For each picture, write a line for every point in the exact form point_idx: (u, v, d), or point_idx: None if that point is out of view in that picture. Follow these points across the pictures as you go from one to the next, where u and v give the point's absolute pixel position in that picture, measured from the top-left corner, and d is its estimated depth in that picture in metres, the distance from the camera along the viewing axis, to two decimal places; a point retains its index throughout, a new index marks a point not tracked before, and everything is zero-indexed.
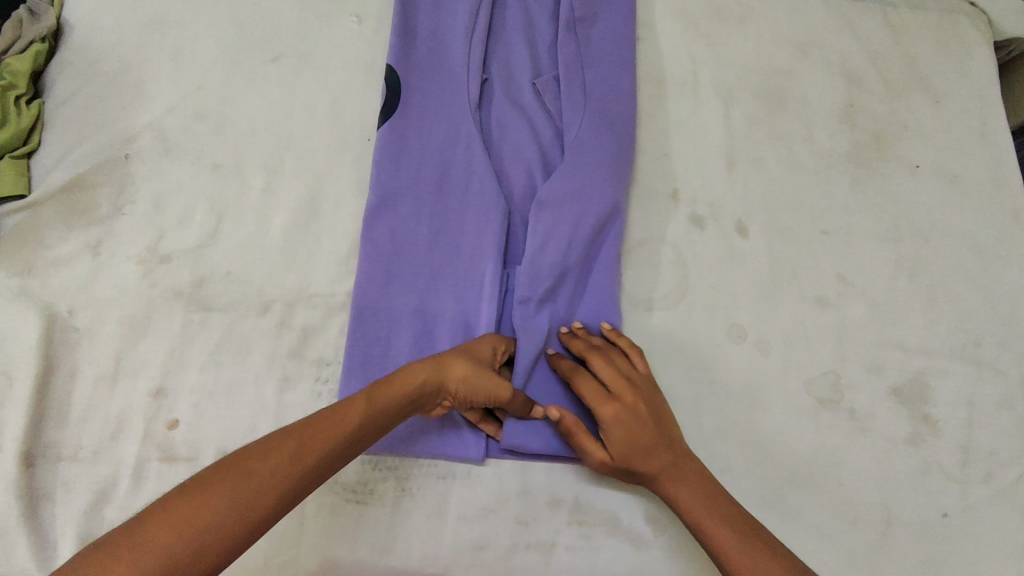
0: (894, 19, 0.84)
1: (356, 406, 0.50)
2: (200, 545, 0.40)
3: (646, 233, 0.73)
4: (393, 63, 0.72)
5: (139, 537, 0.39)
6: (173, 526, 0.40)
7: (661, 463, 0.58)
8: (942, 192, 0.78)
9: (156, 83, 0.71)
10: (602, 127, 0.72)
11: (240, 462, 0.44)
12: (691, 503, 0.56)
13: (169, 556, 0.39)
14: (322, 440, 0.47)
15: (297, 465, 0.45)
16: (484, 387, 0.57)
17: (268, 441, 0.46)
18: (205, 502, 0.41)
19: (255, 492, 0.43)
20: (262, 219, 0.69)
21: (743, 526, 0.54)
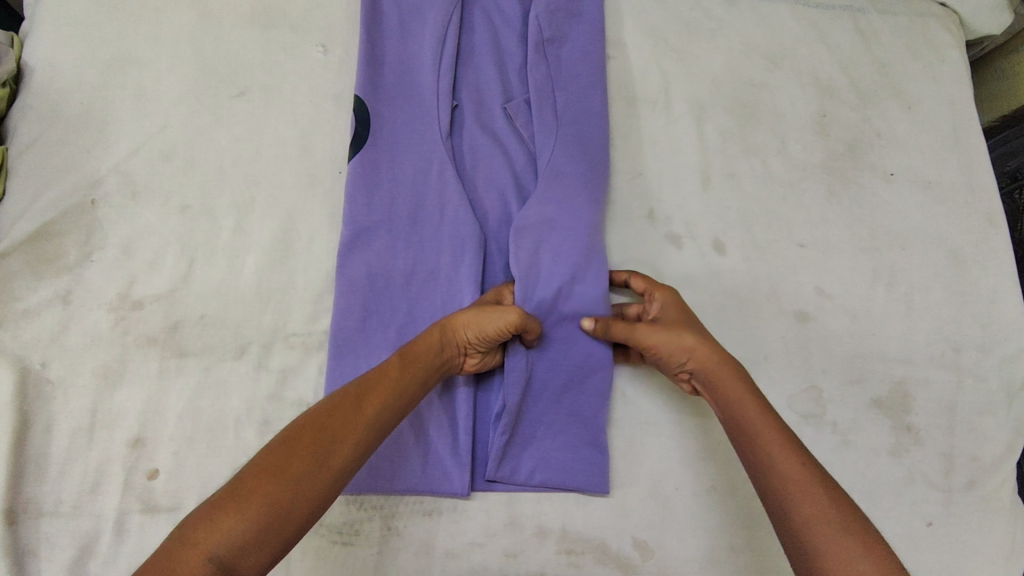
0: (864, 25, 0.83)
1: (393, 365, 0.54)
2: (298, 489, 0.44)
3: (624, 255, 0.73)
4: (361, 94, 0.71)
5: (241, 491, 0.43)
6: (270, 478, 0.44)
7: (719, 372, 0.57)
8: (917, 200, 0.79)
9: (119, 124, 0.70)
10: (575, 150, 0.72)
11: (311, 421, 0.48)
12: (736, 405, 0.55)
13: (269, 501, 0.43)
14: (377, 394, 0.52)
15: (360, 419, 0.50)
16: (487, 319, 0.59)
17: (336, 400, 0.50)
18: (294, 456, 0.45)
19: (335, 441, 0.47)
20: (235, 260, 0.68)
21: (797, 447, 0.51)
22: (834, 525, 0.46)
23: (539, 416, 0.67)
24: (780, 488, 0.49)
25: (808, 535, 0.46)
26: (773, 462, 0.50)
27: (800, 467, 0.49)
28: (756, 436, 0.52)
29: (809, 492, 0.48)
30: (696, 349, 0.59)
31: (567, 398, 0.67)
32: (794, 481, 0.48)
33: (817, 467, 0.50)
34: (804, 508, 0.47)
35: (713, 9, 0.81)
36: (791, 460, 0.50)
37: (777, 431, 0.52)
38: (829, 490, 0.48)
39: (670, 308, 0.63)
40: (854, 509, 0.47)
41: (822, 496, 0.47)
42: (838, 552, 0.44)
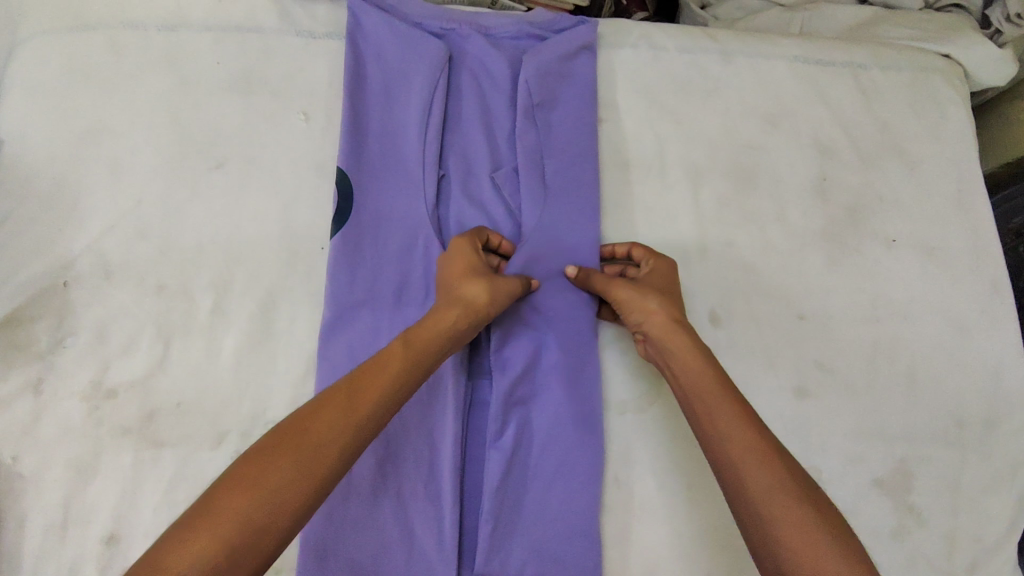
0: (866, 82, 0.81)
1: (393, 356, 0.55)
2: (278, 499, 0.45)
3: (615, 332, 0.71)
4: (344, 167, 0.69)
5: (214, 509, 0.44)
6: (245, 493, 0.45)
7: (676, 341, 0.60)
8: (920, 266, 0.76)
9: (93, 200, 0.67)
10: (563, 226, 0.70)
11: (296, 425, 0.49)
12: (695, 375, 0.58)
13: (245, 517, 0.43)
14: (368, 393, 0.52)
15: (349, 420, 0.50)
16: (502, 292, 0.63)
17: (318, 402, 0.51)
18: (271, 466, 0.46)
19: (317, 447, 0.48)
20: (213, 342, 0.65)
21: (750, 418, 0.54)
22: (787, 497, 0.49)
23: (529, 506, 0.64)
24: (733, 463, 0.52)
25: (765, 508, 0.49)
26: (732, 435, 0.53)
27: (755, 436, 0.53)
28: (713, 411, 0.55)
29: (763, 466, 0.51)
30: (660, 318, 0.62)
31: (556, 485, 0.65)
32: (749, 449, 0.52)
33: (770, 437, 0.53)
34: (759, 483, 0.50)
35: (709, 68, 0.79)
36: (743, 429, 0.53)
37: (732, 403, 0.55)
38: (780, 464, 0.51)
39: (657, 279, 0.66)
40: (808, 483, 0.50)
41: (777, 470, 0.50)
42: (793, 522, 0.48)
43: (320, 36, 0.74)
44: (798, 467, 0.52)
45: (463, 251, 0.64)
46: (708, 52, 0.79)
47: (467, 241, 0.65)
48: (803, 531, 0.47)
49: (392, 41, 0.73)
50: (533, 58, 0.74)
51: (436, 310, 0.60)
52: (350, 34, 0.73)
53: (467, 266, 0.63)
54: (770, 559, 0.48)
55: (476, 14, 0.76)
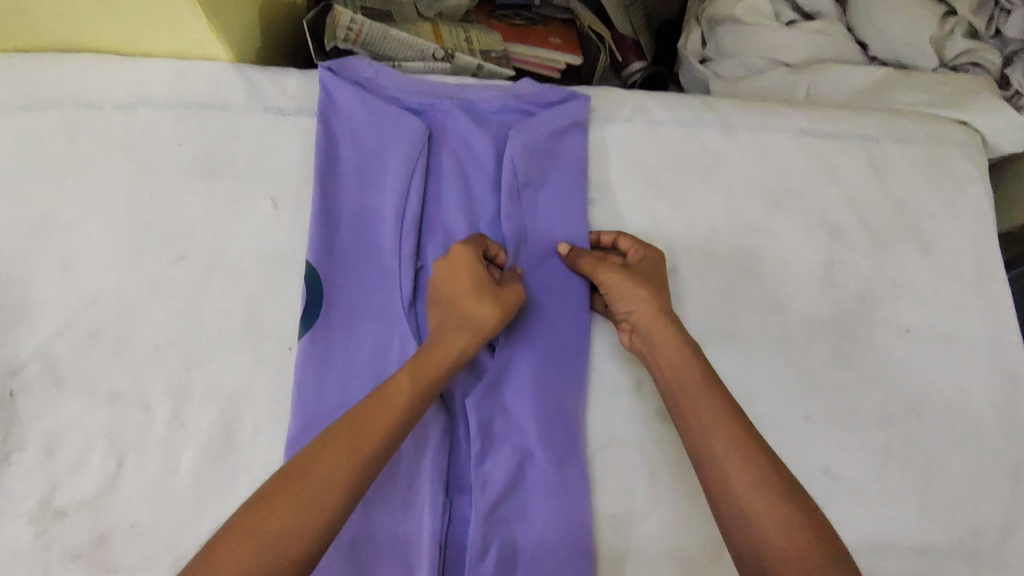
0: (877, 155, 0.76)
1: (398, 386, 0.53)
2: (275, 551, 0.45)
3: (608, 434, 0.65)
4: (314, 261, 0.64)
5: (214, 562, 0.44)
6: (242, 546, 0.45)
7: (664, 337, 0.60)
8: (935, 358, 0.71)
9: (42, 298, 0.62)
10: (547, 321, 0.66)
11: (296, 469, 0.48)
12: (683, 369, 0.58)
13: (240, 570, 0.44)
14: (370, 433, 0.51)
15: (350, 463, 0.49)
16: (508, 310, 0.60)
17: (319, 446, 0.50)
18: (268, 515, 0.46)
19: (316, 492, 0.47)
20: (170, 457, 0.61)
21: (735, 416, 0.55)
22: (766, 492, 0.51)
23: None
24: (716, 458, 0.53)
25: (745, 505, 0.50)
26: (718, 434, 0.54)
27: (742, 436, 0.53)
28: (698, 406, 0.56)
29: (747, 465, 0.52)
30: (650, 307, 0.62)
31: None
32: (736, 450, 0.53)
33: (754, 437, 0.54)
34: (741, 481, 0.51)
35: (709, 143, 0.74)
36: (729, 430, 0.54)
37: (719, 401, 0.56)
38: (759, 462, 0.52)
39: (647, 271, 0.64)
40: (793, 486, 0.52)
41: (758, 465, 0.52)
42: (775, 519, 0.49)
43: (290, 113, 0.69)
44: (782, 467, 0.53)
45: (466, 265, 0.61)
46: (707, 126, 0.74)
47: (471, 252, 0.62)
48: (785, 528, 0.49)
49: (367, 117, 0.68)
50: (519, 136, 0.69)
51: (446, 335, 0.58)
52: (321, 109, 0.68)
53: (474, 282, 0.60)
54: (751, 557, 0.49)
55: (459, 87, 0.71)
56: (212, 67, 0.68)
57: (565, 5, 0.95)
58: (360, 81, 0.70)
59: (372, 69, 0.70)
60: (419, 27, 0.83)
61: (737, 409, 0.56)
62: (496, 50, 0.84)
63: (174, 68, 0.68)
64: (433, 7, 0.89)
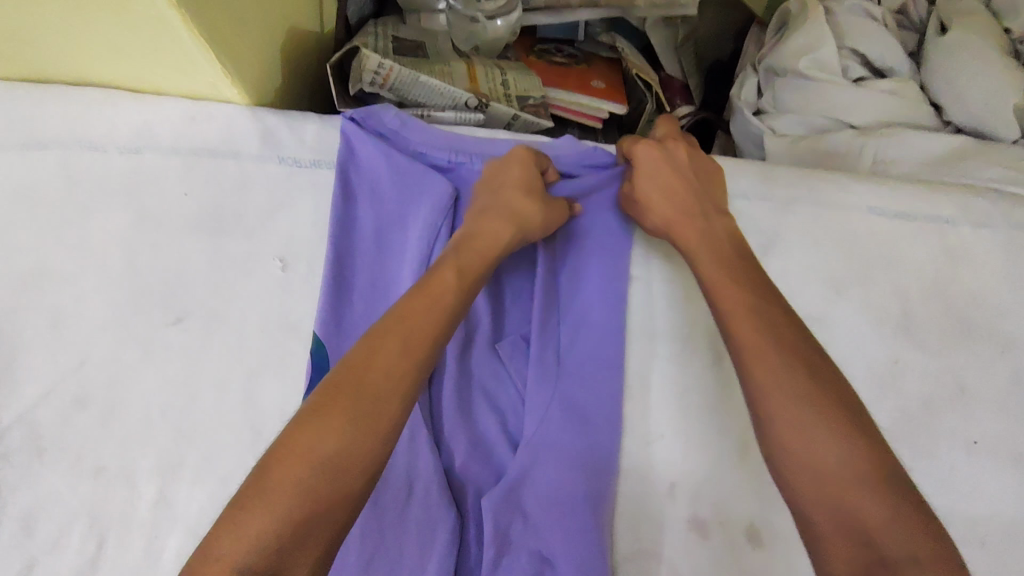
0: (953, 240, 0.68)
1: (442, 287, 0.51)
2: (337, 464, 0.40)
3: (637, 543, 0.58)
4: (321, 334, 0.58)
5: (267, 482, 0.39)
6: (300, 461, 0.40)
7: (685, 241, 0.59)
8: (1010, 478, 0.62)
9: (31, 358, 0.57)
10: (574, 415, 0.59)
11: (346, 375, 0.44)
12: (705, 265, 0.56)
13: (303, 490, 0.39)
14: (419, 337, 0.47)
15: (406, 365, 0.45)
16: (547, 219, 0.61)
17: (366, 348, 0.46)
18: (325, 427, 0.41)
19: (373, 400, 0.43)
20: (154, 543, 0.54)
21: (759, 308, 0.50)
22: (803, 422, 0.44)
23: None
24: (748, 370, 0.48)
25: (759, 398, 0.46)
26: (732, 329, 0.50)
27: (760, 330, 0.49)
28: (719, 298, 0.53)
29: (764, 363, 0.47)
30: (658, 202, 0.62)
31: None
32: (750, 348, 0.48)
33: (780, 332, 0.48)
34: (760, 374, 0.47)
35: (762, 219, 0.67)
36: (745, 325, 0.49)
37: (738, 293, 0.52)
38: (796, 367, 0.46)
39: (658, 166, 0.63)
40: (826, 380, 0.46)
41: (799, 385, 0.45)
42: (788, 410, 0.45)
43: (306, 164, 0.64)
44: (818, 360, 0.47)
45: (520, 163, 0.61)
46: (763, 199, 0.68)
47: (524, 156, 0.62)
48: (800, 423, 0.44)
49: (390, 174, 0.63)
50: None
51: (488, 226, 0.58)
52: (341, 161, 0.63)
53: (523, 181, 0.60)
54: (769, 455, 0.46)
55: (491, 141, 0.66)
56: (226, 109, 0.63)
57: (610, 43, 0.89)
58: (384, 131, 0.65)
59: (398, 119, 0.65)
60: (453, 67, 0.76)
61: (766, 302, 0.51)
62: (534, 96, 0.77)
63: (186, 110, 0.63)
64: (470, 41, 0.83)
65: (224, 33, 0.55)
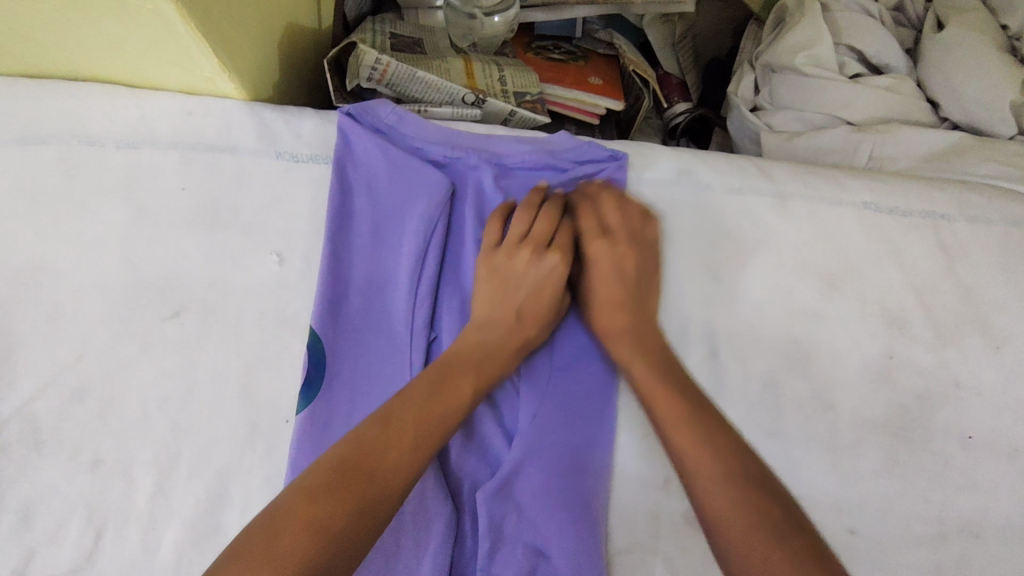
0: (948, 237, 0.68)
1: (465, 383, 0.53)
2: (342, 544, 0.42)
3: (631, 537, 0.58)
4: (317, 327, 0.58)
5: (277, 550, 0.40)
6: (310, 534, 0.41)
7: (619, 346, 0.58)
8: (1005, 474, 0.62)
9: (29, 352, 0.57)
10: (569, 407, 0.59)
11: (365, 458, 0.46)
12: (646, 373, 0.55)
13: (310, 564, 0.40)
14: (439, 429, 0.50)
15: (419, 460, 0.48)
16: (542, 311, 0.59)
17: (384, 431, 0.47)
18: (339, 505, 0.43)
19: (384, 487, 0.45)
20: (150, 536, 0.54)
21: (694, 414, 0.51)
22: (716, 460, 0.48)
23: None
24: (695, 491, 0.48)
25: (717, 521, 0.46)
26: (673, 446, 0.50)
27: (694, 437, 0.49)
28: (658, 410, 0.53)
29: (713, 475, 0.47)
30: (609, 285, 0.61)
31: None
32: (696, 462, 0.48)
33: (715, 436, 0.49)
34: (707, 492, 0.47)
35: (758, 215, 0.67)
36: (685, 439, 0.50)
37: (674, 404, 0.52)
38: (739, 478, 0.47)
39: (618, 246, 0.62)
40: (768, 492, 0.46)
41: (737, 491, 0.46)
42: (741, 530, 0.44)
43: (304, 159, 0.65)
44: (756, 468, 0.48)
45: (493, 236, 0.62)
46: (760, 194, 0.68)
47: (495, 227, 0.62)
48: (755, 545, 0.43)
49: (386, 169, 0.64)
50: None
51: (489, 330, 0.58)
52: (338, 157, 0.63)
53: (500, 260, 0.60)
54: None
55: (487, 137, 0.67)
56: (223, 105, 0.64)
57: (608, 39, 0.88)
58: (381, 127, 0.65)
59: (395, 115, 0.65)
60: (451, 63, 0.76)
61: (701, 408, 0.52)
62: (530, 93, 0.78)
63: (183, 105, 0.64)
64: (468, 37, 0.83)
65: (219, 29, 0.56)
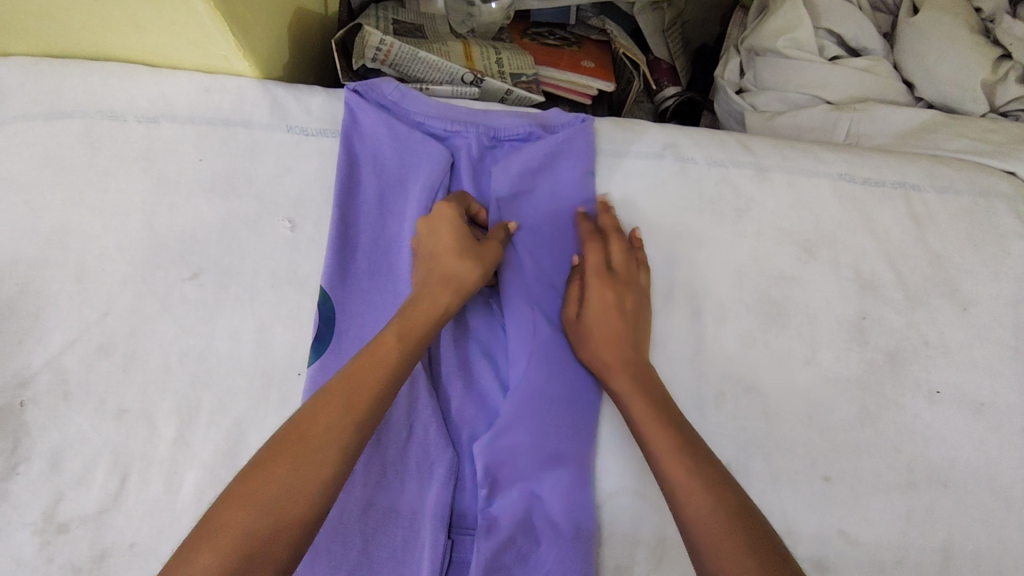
0: (919, 207, 0.72)
1: (387, 342, 0.54)
2: (273, 510, 0.45)
3: (620, 480, 0.62)
4: (328, 286, 0.62)
5: (216, 527, 0.44)
6: (245, 506, 0.45)
7: (620, 373, 0.61)
8: (970, 426, 0.66)
9: (57, 310, 0.62)
10: (558, 362, 0.63)
11: (291, 433, 0.48)
12: (638, 399, 0.58)
13: (245, 531, 0.43)
14: (364, 390, 0.51)
15: (346, 420, 0.49)
16: (491, 262, 0.61)
17: (315, 405, 0.50)
18: (270, 474, 0.46)
19: (315, 454, 0.47)
20: (172, 479, 0.59)
21: (685, 448, 0.54)
22: (708, 494, 0.51)
23: None
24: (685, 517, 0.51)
25: (707, 547, 0.49)
26: (666, 468, 0.53)
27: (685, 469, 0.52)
28: (651, 434, 0.56)
29: (703, 504, 0.50)
30: (608, 317, 0.63)
31: None
32: (685, 489, 0.52)
33: (704, 470, 0.52)
34: (700, 519, 0.50)
35: (739, 186, 0.72)
36: (678, 467, 0.53)
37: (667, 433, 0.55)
38: (727, 507, 0.50)
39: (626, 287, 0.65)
40: (755, 522, 0.49)
41: (725, 522, 0.49)
42: (729, 557, 0.47)
43: (313, 132, 0.69)
44: (744, 503, 0.51)
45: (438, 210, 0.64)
46: (741, 166, 0.72)
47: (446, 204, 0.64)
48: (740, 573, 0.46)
49: (391, 142, 0.68)
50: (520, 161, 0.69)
51: (427, 291, 0.59)
52: (346, 131, 0.68)
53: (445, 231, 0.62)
54: None
55: (485, 113, 0.71)
56: (238, 82, 0.69)
57: (600, 26, 0.93)
58: (386, 103, 0.70)
59: (399, 92, 0.70)
60: (451, 47, 0.81)
61: (690, 440, 0.55)
62: (526, 74, 0.82)
63: (200, 83, 0.68)
64: (466, 23, 0.87)
65: (238, 10, 0.60)
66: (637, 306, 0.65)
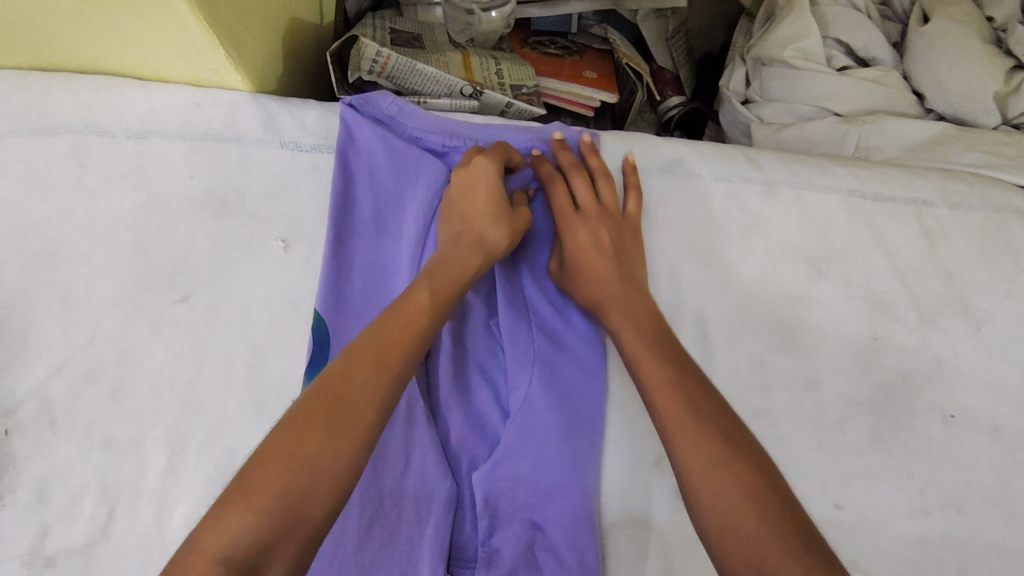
0: (931, 222, 0.70)
1: (419, 298, 0.53)
2: (311, 466, 0.42)
3: (625, 509, 0.60)
4: (322, 310, 0.60)
5: (250, 485, 0.41)
6: (280, 463, 0.42)
7: (618, 317, 0.59)
8: (987, 450, 0.64)
9: (43, 335, 0.59)
10: (561, 387, 0.61)
11: (326, 385, 0.46)
12: (647, 349, 0.55)
13: (281, 490, 0.41)
14: (398, 345, 0.49)
15: (382, 374, 0.47)
16: (520, 231, 0.62)
17: (347, 360, 0.47)
18: (307, 430, 0.44)
19: (354, 408, 0.45)
20: (163, 509, 0.56)
21: (697, 403, 0.50)
22: (721, 452, 0.47)
23: None
24: (689, 476, 0.48)
25: (717, 508, 0.45)
26: (673, 423, 0.50)
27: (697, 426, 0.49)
28: (662, 387, 0.52)
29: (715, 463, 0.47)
30: (585, 256, 0.64)
31: None
32: (694, 448, 0.48)
33: (721, 426, 0.49)
34: (711, 478, 0.46)
35: (746, 202, 0.70)
36: (691, 424, 0.49)
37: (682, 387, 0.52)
38: (742, 466, 0.46)
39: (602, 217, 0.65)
40: (774, 485, 0.46)
41: (742, 483, 0.45)
42: (742, 517, 0.44)
43: (308, 148, 0.67)
44: (764, 463, 0.47)
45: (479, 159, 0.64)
46: (748, 181, 0.70)
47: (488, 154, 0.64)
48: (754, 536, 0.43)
49: (387, 158, 0.66)
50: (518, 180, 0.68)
51: (458, 253, 0.58)
52: (341, 146, 0.65)
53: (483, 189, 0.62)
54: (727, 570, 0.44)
55: (484, 127, 0.69)
56: (230, 96, 0.66)
57: (603, 35, 0.91)
58: (382, 117, 0.67)
59: (396, 106, 0.67)
60: (449, 58, 0.78)
61: (704, 396, 0.51)
62: (527, 85, 0.80)
63: (190, 97, 0.66)
64: (465, 33, 0.85)
65: (229, 23, 0.58)
66: (617, 238, 0.65)
